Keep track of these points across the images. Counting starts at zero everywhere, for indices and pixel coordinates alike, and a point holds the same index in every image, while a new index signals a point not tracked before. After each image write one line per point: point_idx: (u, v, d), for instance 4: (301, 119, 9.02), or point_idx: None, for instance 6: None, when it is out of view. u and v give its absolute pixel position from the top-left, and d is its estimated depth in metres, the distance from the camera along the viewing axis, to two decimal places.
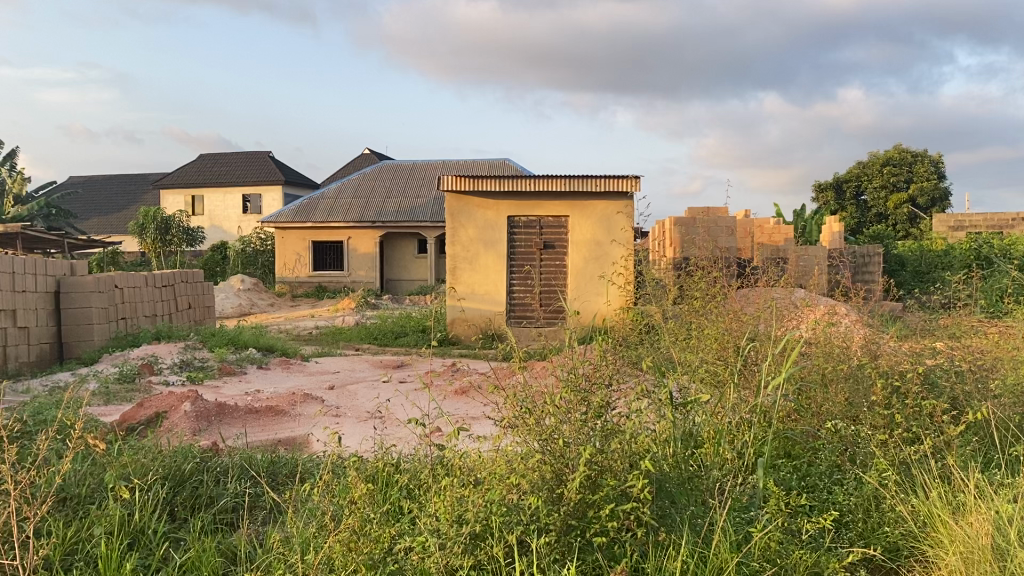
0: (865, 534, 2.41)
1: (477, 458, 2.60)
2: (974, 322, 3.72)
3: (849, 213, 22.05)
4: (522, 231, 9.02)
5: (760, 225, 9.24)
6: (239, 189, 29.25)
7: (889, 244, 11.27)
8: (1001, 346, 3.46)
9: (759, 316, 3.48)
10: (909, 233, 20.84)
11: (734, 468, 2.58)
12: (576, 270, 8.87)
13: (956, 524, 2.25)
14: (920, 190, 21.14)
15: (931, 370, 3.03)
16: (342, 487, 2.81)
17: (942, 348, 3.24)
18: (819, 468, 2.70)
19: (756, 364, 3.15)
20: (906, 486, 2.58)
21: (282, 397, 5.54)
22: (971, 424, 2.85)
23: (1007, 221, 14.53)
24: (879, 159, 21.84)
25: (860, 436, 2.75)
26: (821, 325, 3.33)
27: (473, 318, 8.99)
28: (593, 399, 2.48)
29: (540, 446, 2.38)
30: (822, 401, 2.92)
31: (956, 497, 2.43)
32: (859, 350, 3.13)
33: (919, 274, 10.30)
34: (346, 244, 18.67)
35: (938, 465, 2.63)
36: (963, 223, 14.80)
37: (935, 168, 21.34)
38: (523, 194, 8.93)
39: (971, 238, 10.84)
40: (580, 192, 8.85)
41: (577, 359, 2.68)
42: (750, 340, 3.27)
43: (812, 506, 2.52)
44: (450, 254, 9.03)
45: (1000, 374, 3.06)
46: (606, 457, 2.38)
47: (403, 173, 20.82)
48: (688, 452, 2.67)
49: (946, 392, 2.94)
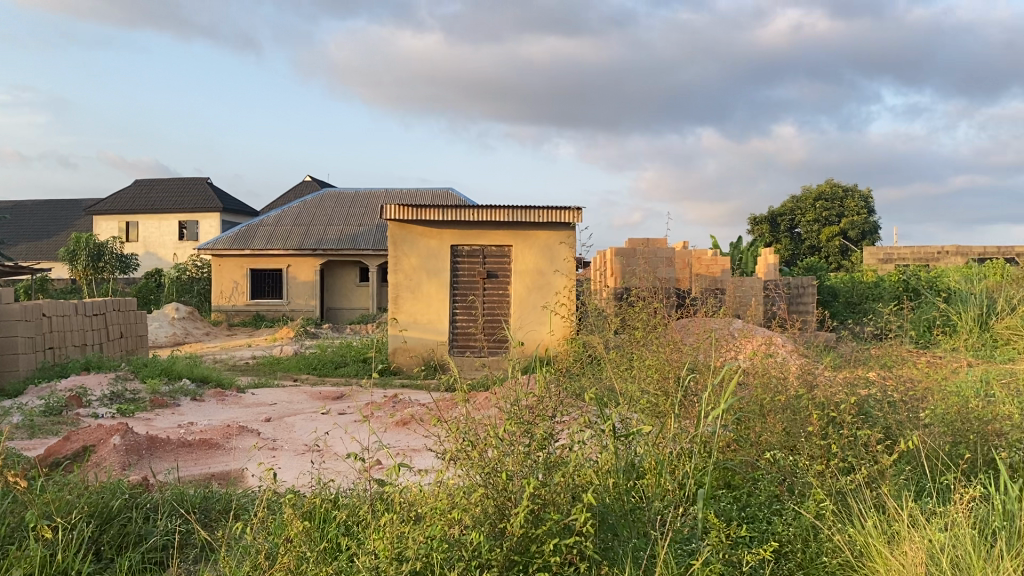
0: (804, 564, 2.43)
1: (418, 492, 2.55)
2: (904, 352, 3.83)
3: (782, 245, 22.60)
4: (465, 260, 9.00)
5: (698, 255, 9.28)
6: (175, 215, 28.68)
7: (823, 276, 11.54)
8: (930, 377, 3.55)
9: (697, 345, 3.50)
10: (842, 264, 21.45)
11: (675, 499, 2.58)
12: (520, 299, 8.88)
13: (892, 555, 2.26)
14: (851, 224, 21.82)
15: (865, 400, 3.07)
16: (277, 524, 2.73)
17: (875, 378, 3.30)
18: (758, 499, 2.72)
19: (696, 395, 3.17)
20: (843, 515, 2.59)
21: (216, 430, 5.38)
22: (903, 454, 2.89)
23: (933, 255, 15.02)
24: (812, 195, 22.55)
25: (798, 466, 2.78)
26: (757, 356, 3.38)
27: (415, 347, 8.92)
28: (536, 430, 2.48)
29: (482, 479, 2.36)
30: (760, 431, 2.95)
31: (890, 526, 2.45)
32: (796, 380, 3.18)
33: (851, 305, 10.56)
34: (286, 272, 18.39)
35: (873, 495, 2.65)
36: (891, 256, 15.30)
37: (864, 203, 22.09)
38: (465, 223, 8.92)
39: (900, 269, 11.15)
40: (522, 222, 8.88)
41: (519, 391, 2.65)
42: (690, 369, 3.29)
43: (752, 537, 2.52)
44: (392, 283, 8.95)
45: (931, 404, 3.09)
46: (549, 491, 2.37)
47: (345, 200, 20.68)
48: (630, 483, 2.68)
49: (878, 421, 2.98)
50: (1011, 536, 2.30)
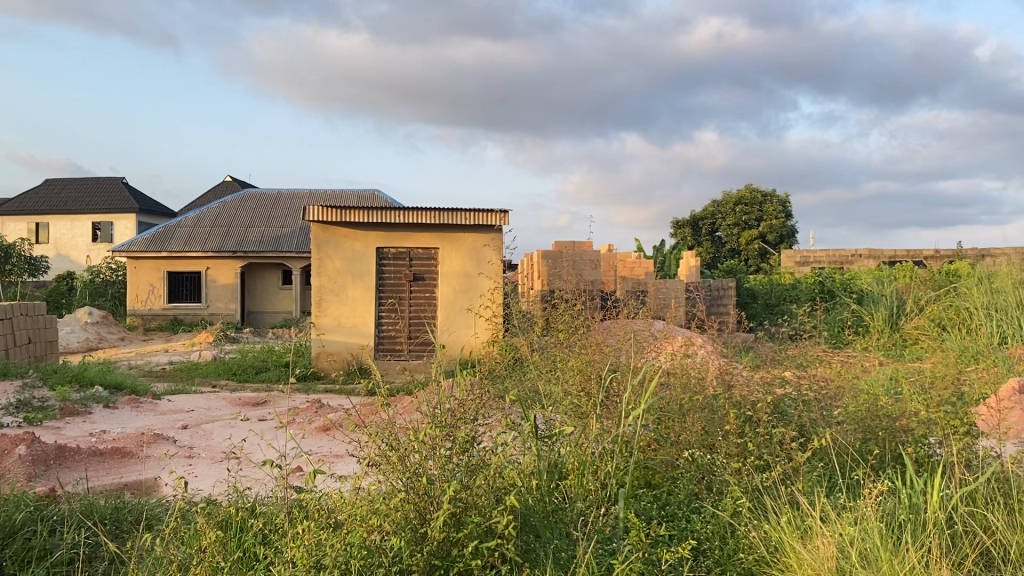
0: (722, 561, 2.46)
1: (338, 499, 2.50)
2: (817, 353, 3.93)
3: (704, 249, 23.07)
4: (390, 263, 8.91)
5: (622, 257, 9.42)
6: (88, 216, 27.65)
7: (742, 278, 11.81)
8: (843, 375, 3.66)
9: (620, 346, 3.52)
10: (761, 266, 21.99)
11: (596, 499, 2.60)
12: (446, 302, 8.84)
13: (805, 549, 2.31)
14: (769, 227, 22.41)
15: (781, 399, 3.15)
16: (191, 535, 2.64)
17: (790, 377, 3.37)
18: (677, 497, 2.75)
19: (617, 395, 3.19)
20: (758, 512, 2.64)
21: (129, 438, 5.19)
22: (816, 451, 2.96)
23: (846, 257, 15.54)
24: (732, 199, 23.13)
25: (716, 464, 2.83)
26: (677, 358, 3.44)
27: (339, 351, 8.78)
28: (458, 434, 2.46)
29: (403, 484, 2.33)
30: (680, 430, 2.99)
31: (804, 521, 2.49)
32: (715, 381, 3.23)
33: (769, 306, 10.83)
34: (205, 275, 17.92)
35: (788, 492, 2.70)
36: (808, 259, 15.73)
37: (782, 207, 22.75)
38: (390, 226, 8.84)
39: (815, 272, 11.47)
40: (448, 224, 8.83)
41: (441, 394, 2.62)
42: (612, 371, 3.31)
43: (671, 535, 2.55)
44: (316, 286, 8.80)
45: (845, 402, 3.16)
46: (471, 494, 2.36)
47: (267, 201, 20.28)
48: (553, 484, 2.68)
49: (793, 419, 3.05)
50: (918, 528, 2.37)
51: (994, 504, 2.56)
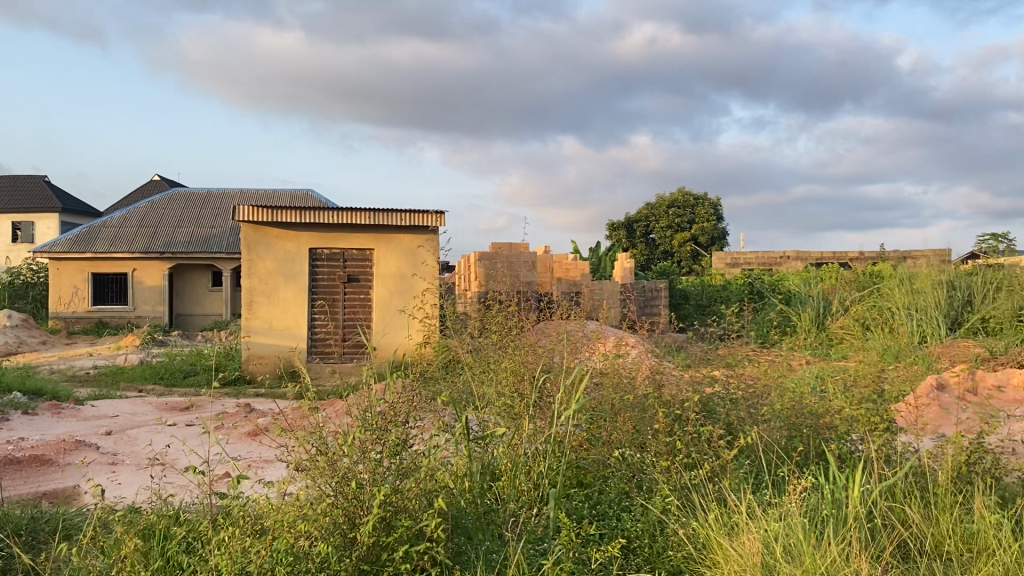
0: (651, 558, 2.48)
1: (265, 506, 2.45)
2: (745, 352, 4.01)
3: (638, 250, 23.34)
4: (324, 264, 8.79)
5: (558, 260, 9.56)
6: (7, 216, 26.60)
7: (675, 279, 11.98)
8: (770, 374, 3.73)
9: (553, 347, 3.53)
10: (693, 268, 22.35)
11: (528, 500, 2.60)
12: (381, 304, 8.76)
13: (732, 545, 2.34)
14: (701, 230, 22.82)
15: (709, 399, 3.20)
16: (110, 544, 2.56)
17: (719, 376, 3.43)
18: (608, 496, 2.77)
19: (550, 396, 3.20)
20: (687, 510, 2.67)
21: (49, 445, 5.01)
22: (743, 448, 3.02)
23: (775, 259, 15.92)
24: (665, 202, 23.49)
25: (646, 463, 2.86)
26: (609, 358, 3.46)
27: (270, 355, 8.62)
28: (389, 437, 2.43)
29: (332, 489, 2.28)
30: (612, 429, 3.01)
31: (731, 518, 2.53)
32: (645, 381, 3.27)
33: (701, 307, 11.02)
34: (131, 276, 17.41)
35: (715, 489, 2.74)
36: (738, 261, 16.05)
37: (713, 210, 23.20)
38: (323, 226, 8.71)
39: (745, 273, 11.71)
40: (383, 225, 8.75)
41: (371, 397, 2.58)
42: (545, 372, 3.31)
43: (602, 534, 2.56)
44: (246, 287, 8.62)
45: (771, 400, 3.23)
46: (400, 498, 2.33)
47: (197, 201, 19.83)
48: (484, 486, 2.67)
49: (721, 418, 3.10)
50: (840, 523, 2.43)
51: (911, 497, 2.64)
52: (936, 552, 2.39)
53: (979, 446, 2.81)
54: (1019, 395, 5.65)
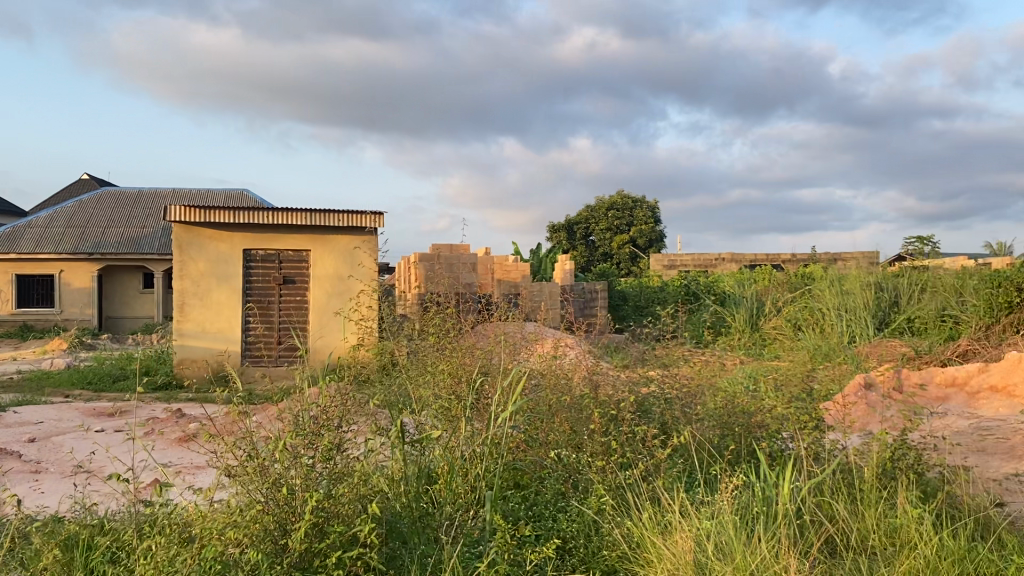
0: (586, 559, 2.50)
1: (193, 513, 2.39)
2: (679, 353, 4.06)
3: (578, 252, 23.51)
4: (258, 265, 8.63)
5: (499, 262, 9.55)
6: None
7: (613, 281, 12.10)
8: (703, 374, 3.78)
9: (491, 349, 3.52)
10: (632, 270, 22.59)
11: (465, 502, 2.58)
12: (317, 306, 8.62)
13: (664, 544, 2.37)
14: (639, 232, 23.10)
15: (645, 398, 3.23)
16: (29, 556, 2.46)
17: (654, 376, 3.46)
18: (544, 497, 2.78)
19: (487, 397, 3.19)
20: (621, 509, 2.69)
21: None
22: (678, 447, 3.05)
23: (710, 261, 16.21)
24: (605, 204, 23.73)
25: (581, 464, 2.87)
26: (546, 359, 3.47)
27: (203, 358, 8.43)
28: (321, 442, 2.39)
29: (264, 495, 2.24)
30: (549, 430, 3.02)
31: (665, 517, 2.56)
32: (582, 381, 3.28)
33: (639, 308, 11.15)
34: (58, 278, 16.85)
35: (649, 488, 2.77)
36: (675, 263, 16.28)
37: (651, 213, 23.53)
38: (258, 227, 8.56)
39: (682, 275, 11.89)
40: (319, 226, 8.63)
41: (303, 401, 2.54)
42: (482, 373, 3.30)
43: (538, 535, 2.57)
44: (178, 289, 8.43)
45: (705, 399, 3.27)
46: (333, 503, 2.30)
47: (128, 201, 19.30)
48: (421, 489, 2.65)
49: (655, 418, 3.14)
50: (770, 520, 2.47)
51: (839, 494, 2.71)
52: (862, 546, 2.45)
53: (903, 443, 2.89)
54: (941, 393, 5.84)
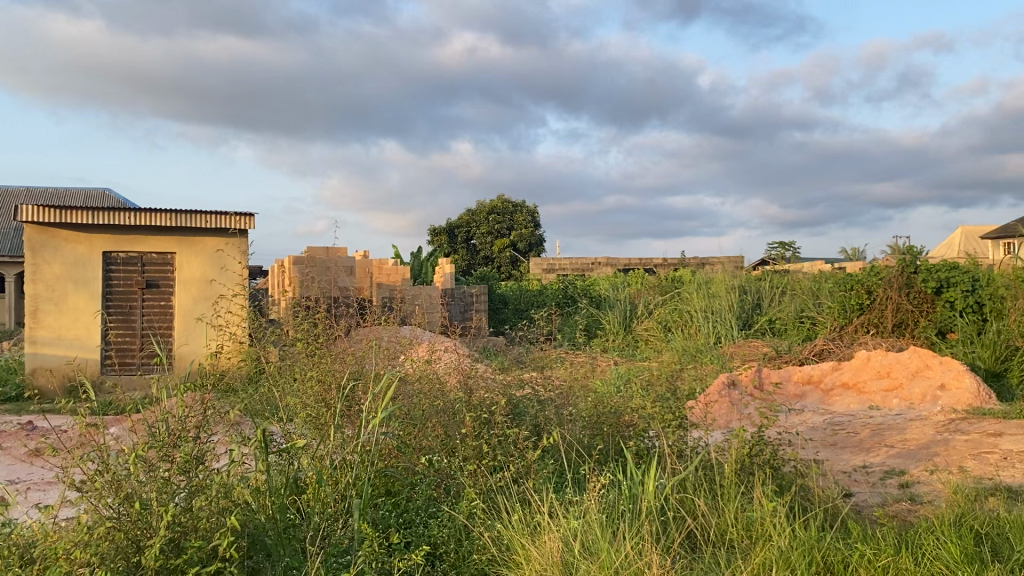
0: (456, 564, 2.50)
1: (37, 533, 2.24)
2: (552, 354, 4.10)
3: (459, 255, 23.50)
4: (120, 268, 8.21)
5: (379, 265, 9.41)
6: None
7: (493, 284, 12.16)
8: (575, 374, 3.83)
9: (364, 353, 3.46)
10: (512, 273, 22.75)
11: (334, 512, 2.53)
12: (183, 311, 8.26)
13: (532, 546, 2.39)
14: (519, 237, 23.35)
15: (518, 400, 3.25)
16: None
17: (528, 378, 3.48)
18: (415, 503, 2.75)
19: (359, 403, 3.13)
20: (491, 513, 2.69)
21: None
22: (549, 449, 3.08)
23: (587, 265, 16.54)
24: (485, 208, 23.83)
25: (453, 469, 2.86)
26: (419, 364, 3.43)
27: (57, 367, 7.94)
28: (179, 453, 2.29)
29: (114, 511, 2.13)
30: (420, 436, 2.99)
31: (534, 518, 2.58)
32: (457, 385, 3.26)
33: (518, 311, 11.26)
34: None
35: (519, 491, 2.79)
36: (554, 266, 16.53)
37: (531, 217, 23.82)
38: (119, 228, 8.15)
39: (560, 277, 12.06)
40: (187, 227, 8.29)
41: (159, 412, 2.43)
42: (354, 378, 3.24)
43: (408, 542, 2.54)
44: (30, 294, 7.92)
45: (577, 400, 3.32)
46: (191, 516, 2.20)
47: None
48: (287, 500, 2.57)
49: (529, 419, 3.16)
50: (635, 517, 2.53)
51: (701, 489, 2.80)
52: (720, 539, 2.54)
53: (760, 439, 3.02)
54: (798, 390, 6.16)
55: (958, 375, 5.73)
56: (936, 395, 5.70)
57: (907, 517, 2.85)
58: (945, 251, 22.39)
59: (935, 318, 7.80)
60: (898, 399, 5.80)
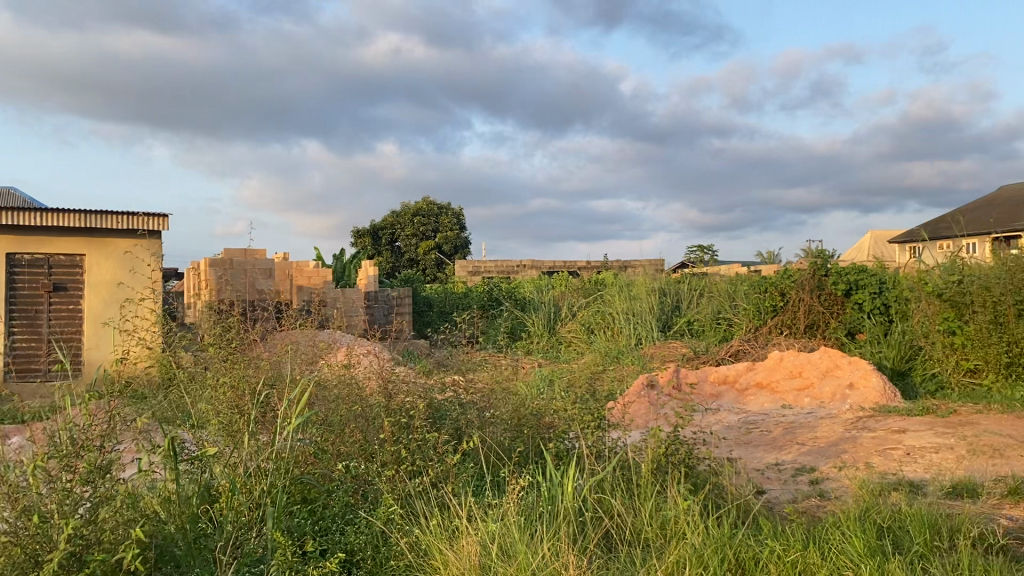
0: (373, 571, 2.46)
1: None
2: (473, 356, 4.08)
3: (383, 258, 23.28)
4: (25, 271, 7.87)
5: (300, 267, 9.21)
6: None
7: (417, 287, 12.07)
8: (496, 377, 3.82)
9: (280, 358, 3.39)
10: (437, 276, 22.67)
11: (247, 521, 2.46)
12: (92, 315, 7.97)
13: (450, 551, 2.38)
14: (445, 239, 23.26)
15: (439, 404, 3.23)
16: None
17: (449, 382, 3.46)
18: (332, 510, 2.70)
19: (275, 409, 3.06)
20: (409, 518, 2.67)
21: None
22: (469, 452, 3.07)
23: (512, 268, 16.58)
24: (410, 210, 23.68)
25: (371, 474, 2.82)
26: (338, 368, 3.38)
27: None
28: (82, 464, 2.20)
29: (11, 525, 2.03)
30: (338, 442, 2.94)
31: (452, 523, 2.56)
32: (376, 389, 3.22)
33: (443, 314, 11.22)
34: None
35: (438, 496, 2.76)
36: (479, 269, 16.53)
37: (456, 220, 23.77)
38: (25, 228, 7.81)
39: (485, 280, 12.05)
40: (97, 228, 8.00)
41: (61, 420, 2.32)
42: (270, 384, 3.17)
43: (323, 550, 2.49)
44: None
45: (498, 403, 3.31)
46: (94, 529, 2.12)
47: None
48: (199, 509, 2.50)
49: (450, 423, 3.14)
50: (554, 519, 2.54)
51: (619, 489, 2.83)
52: (636, 538, 2.58)
53: (676, 438, 3.07)
54: (714, 390, 6.30)
55: (866, 375, 5.93)
56: (844, 394, 5.89)
57: (816, 513, 2.95)
58: (855, 255, 23.24)
59: (845, 319, 8.09)
60: (809, 398, 5.98)
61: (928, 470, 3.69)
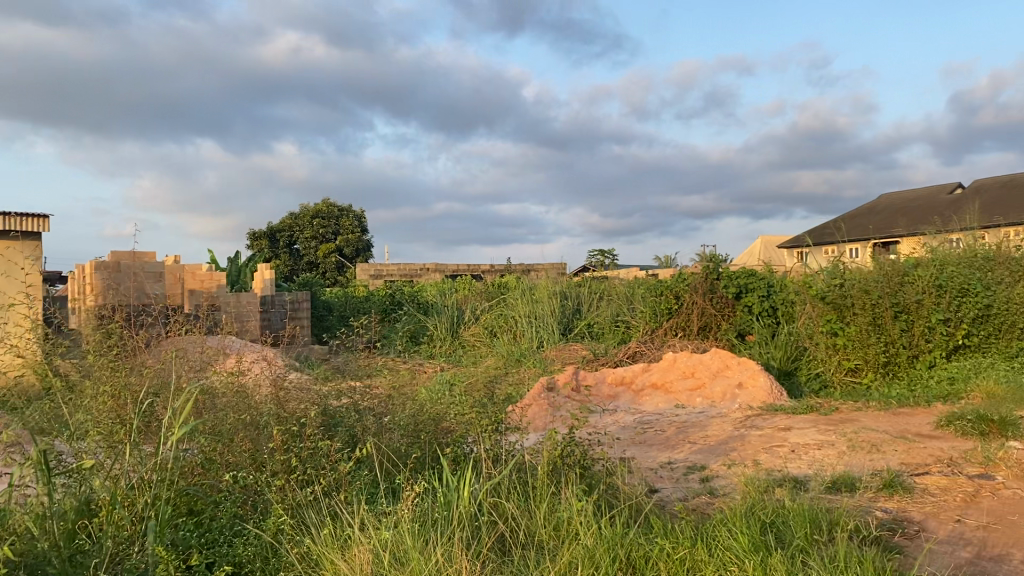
0: None
1: None
2: (370, 360, 4.03)
3: (281, 261, 22.78)
4: None
5: (194, 269, 8.90)
6: None
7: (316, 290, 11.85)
8: (394, 381, 3.78)
9: (165, 364, 3.27)
10: (337, 279, 22.33)
11: (127, 536, 2.36)
12: None
13: (342, 561, 2.33)
14: (346, 242, 22.93)
15: (334, 411, 3.17)
16: None
17: (345, 388, 3.40)
18: (219, 522, 2.61)
19: (159, 419, 2.95)
20: (300, 528, 2.61)
21: None
22: (364, 459, 3.02)
23: (414, 271, 16.48)
24: (309, 213, 23.25)
25: (261, 484, 2.74)
26: (227, 375, 3.27)
27: None
28: None
29: None
30: (226, 451, 2.85)
31: (344, 532, 2.51)
32: (267, 397, 3.14)
33: (343, 318, 11.04)
34: None
35: (330, 504, 2.71)
36: (381, 272, 16.35)
37: (357, 222, 23.47)
38: None
39: (386, 283, 11.93)
40: None
41: None
42: (155, 392, 3.05)
43: (209, 564, 2.41)
44: None
45: (394, 409, 3.28)
46: None
47: None
48: (74, 526, 2.38)
49: (344, 429, 3.09)
50: (447, 524, 2.53)
51: (514, 492, 2.85)
52: (530, 540, 2.59)
53: (571, 440, 3.11)
54: (611, 391, 6.41)
55: (754, 375, 6.15)
56: (734, 394, 6.08)
57: (705, 510, 3.03)
58: (747, 260, 24.09)
59: (735, 322, 8.37)
60: (701, 398, 6.14)
61: (811, 466, 3.84)
